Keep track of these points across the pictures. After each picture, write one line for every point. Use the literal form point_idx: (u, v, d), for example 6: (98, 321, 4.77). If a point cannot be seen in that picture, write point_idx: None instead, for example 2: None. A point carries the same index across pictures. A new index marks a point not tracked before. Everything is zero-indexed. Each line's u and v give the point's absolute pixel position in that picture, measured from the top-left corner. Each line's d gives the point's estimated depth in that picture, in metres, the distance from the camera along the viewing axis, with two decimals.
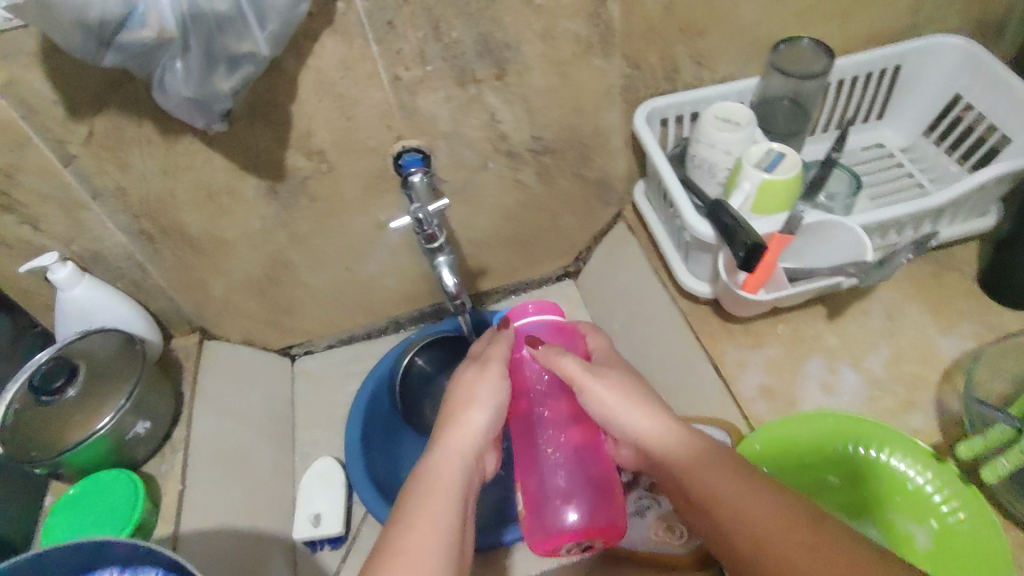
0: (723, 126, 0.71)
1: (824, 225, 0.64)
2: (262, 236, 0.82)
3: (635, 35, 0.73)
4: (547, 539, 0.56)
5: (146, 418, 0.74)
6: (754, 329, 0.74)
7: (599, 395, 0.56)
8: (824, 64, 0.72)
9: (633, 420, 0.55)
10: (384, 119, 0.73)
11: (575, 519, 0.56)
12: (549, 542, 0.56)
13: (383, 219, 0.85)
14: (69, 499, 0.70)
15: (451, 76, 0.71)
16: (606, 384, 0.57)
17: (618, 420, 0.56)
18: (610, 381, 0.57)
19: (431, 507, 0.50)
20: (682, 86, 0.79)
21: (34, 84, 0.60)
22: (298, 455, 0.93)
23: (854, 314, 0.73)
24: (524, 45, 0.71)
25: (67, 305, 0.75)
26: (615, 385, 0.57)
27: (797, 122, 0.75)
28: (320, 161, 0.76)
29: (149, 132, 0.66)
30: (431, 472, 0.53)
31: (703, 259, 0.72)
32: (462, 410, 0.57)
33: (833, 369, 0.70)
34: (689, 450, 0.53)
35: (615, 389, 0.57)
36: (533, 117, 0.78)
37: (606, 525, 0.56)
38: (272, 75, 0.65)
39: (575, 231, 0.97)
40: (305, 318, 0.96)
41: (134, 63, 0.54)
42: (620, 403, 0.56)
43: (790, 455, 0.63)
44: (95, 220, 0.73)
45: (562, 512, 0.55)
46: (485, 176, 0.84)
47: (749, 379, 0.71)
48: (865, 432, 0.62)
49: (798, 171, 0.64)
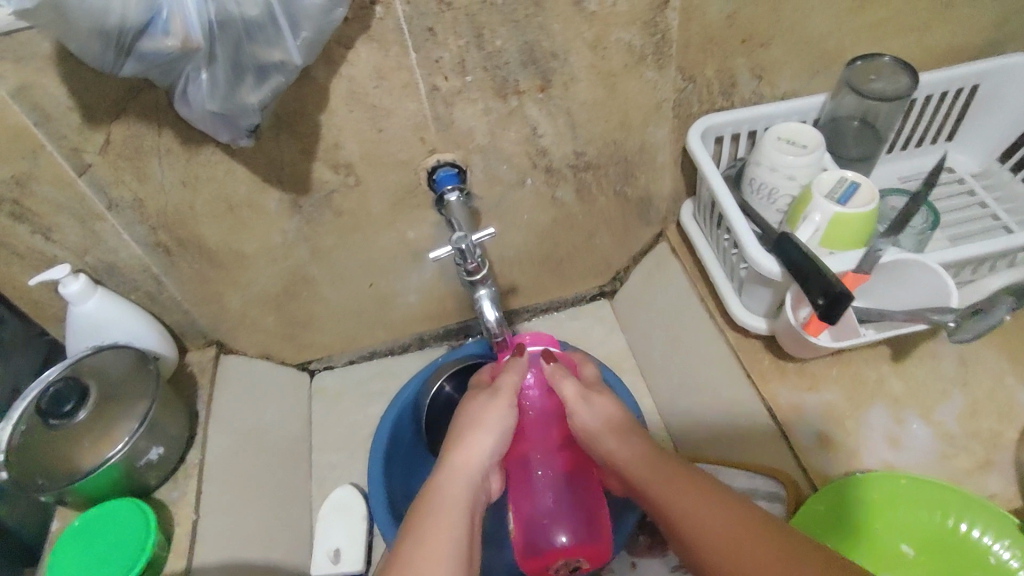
0: (787, 149, 0.65)
1: (901, 265, 0.59)
2: (283, 251, 0.77)
3: (693, 47, 0.67)
4: (538, 558, 0.58)
5: (159, 444, 0.71)
6: (810, 370, 0.68)
7: (587, 418, 0.60)
8: (906, 86, 0.65)
9: (616, 446, 0.58)
10: (418, 132, 0.68)
11: (565, 541, 0.58)
12: (540, 561, 0.58)
13: (410, 235, 0.80)
14: (74, 529, 0.66)
15: (491, 88, 0.66)
16: (600, 409, 0.60)
17: (603, 443, 0.58)
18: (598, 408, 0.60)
19: (437, 523, 0.49)
20: (739, 101, 0.73)
21: (49, 89, 0.55)
22: (313, 479, 0.89)
23: (921, 356, 0.66)
24: (572, 55, 0.65)
25: (79, 319, 0.71)
26: (604, 409, 0.60)
27: (867, 145, 0.69)
28: (347, 174, 0.71)
29: (169, 142, 0.62)
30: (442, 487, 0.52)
31: (760, 294, 0.67)
32: (472, 430, 0.57)
33: (899, 420, 0.63)
34: (665, 475, 0.54)
35: (602, 415, 0.60)
36: (577, 131, 0.72)
37: (597, 544, 0.59)
38: (302, 84, 0.61)
39: (613, 250, 0.91)
40: (325, 333, 0.91)
41: (155, 72, 0.50)
42: (602, 428, 0.59)
43: (854, 519, 0.58)
44: (110, 231, 0.69)
45: (553, 534, 0.58)
46: (522, 192, 0.78)
47: (806, 427, 0.65)
48: (942, 499, 0.56)
49: (875, 206, 0.58)
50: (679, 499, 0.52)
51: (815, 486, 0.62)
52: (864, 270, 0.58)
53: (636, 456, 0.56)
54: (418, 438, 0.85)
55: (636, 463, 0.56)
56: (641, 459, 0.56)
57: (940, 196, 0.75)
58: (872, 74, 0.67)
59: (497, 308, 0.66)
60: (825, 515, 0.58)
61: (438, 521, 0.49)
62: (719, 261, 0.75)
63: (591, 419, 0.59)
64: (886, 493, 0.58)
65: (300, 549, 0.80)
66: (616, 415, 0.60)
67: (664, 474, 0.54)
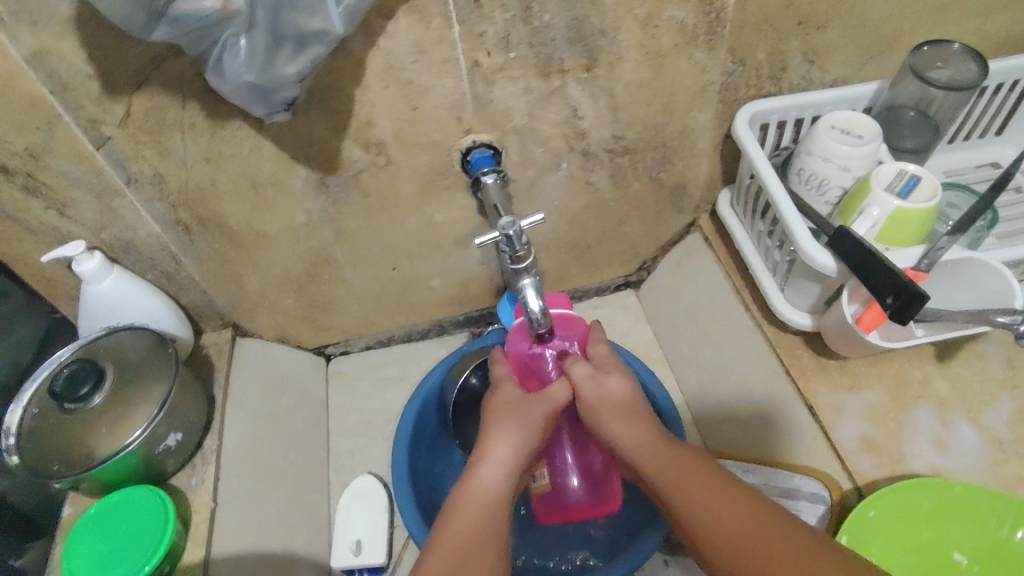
0: (843, 138, 0.62)
1: (961, 263, 0.58)
2: (306, 231, 0.74)
3: (747, 27, 0.63)
4: (551, 500, 0.71)
5: (178, 429, 0.68)
6: (852, 368, 0.67)
7: (593, 402, 0.56)
8: (976, 74, 0.62)
9: (622, 429, 0.54)
10: (454, 111, 0.64)
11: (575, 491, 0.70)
12: (552, 503, 0.71)
13: (438, 218, 0.77)
14: (90, 516, 0.64)
15: (534, 65, 0.62)
16: (607, 394, 0.56)
17: (606, 428, 0.55)
18: (605, 393, 0.56)
19: (474, 524, 0.49)
20: (787, 87, 0.70)
21: (67, 56, 0.52)
22: (331, 466, 0.87)
23: (967, 357, 0.65)
24: (621, 33, 0.61)
25: (94, 298, 0.68)
26: (616, 397, 0.56)
27: (923, 135, 0.66)
28: (377, 154, 0.67)
29: (193, 115, 0.58)
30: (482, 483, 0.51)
31: (806, 288, 0.66)
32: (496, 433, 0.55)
33: (946, 422, 0.62)
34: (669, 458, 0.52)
35: (608, 400, 0.56)
36: (618, 114, 0.69)
37: (607, 505, 0.72)
38: (337, 57, 0.57)
39: (642, 238, 0.88)
40: (343, 315, 0.88)
41: (187, 38, 0.46)
42: (609, 412, 0.55)
43: (907, 523, 0.57)
44: (128, 208, 0.65)
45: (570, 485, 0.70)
46: (556, 176, 0.75)
47: (848, 427, 0.64)
48: (1001, 511, 0.56)
49: (938, 200, 0.57)
50: (689, 486, 0.50)
51: (859, 488, 0.61)
52: (922, 268, 0.57)
53: (643, 441, 0.53)
54: (443, 427, 0.84)
55: (644, 450, 0.53)
56: (647, 445, 0.53)
57: (1013, 189, 0.70)
58: (937, 62, 0.65)
59: (541, 297, 0.61)
60: (878, 520, 0.57)
61: (471, 518, 0.49)
62: (759, 252, 0.72)
63: (596, 401, 0.55)
64: (935, 499, 0.57)
65: (320, 539, 0.79)
66: (613, 395, 0.56)
67: (670, 456, 0.52)
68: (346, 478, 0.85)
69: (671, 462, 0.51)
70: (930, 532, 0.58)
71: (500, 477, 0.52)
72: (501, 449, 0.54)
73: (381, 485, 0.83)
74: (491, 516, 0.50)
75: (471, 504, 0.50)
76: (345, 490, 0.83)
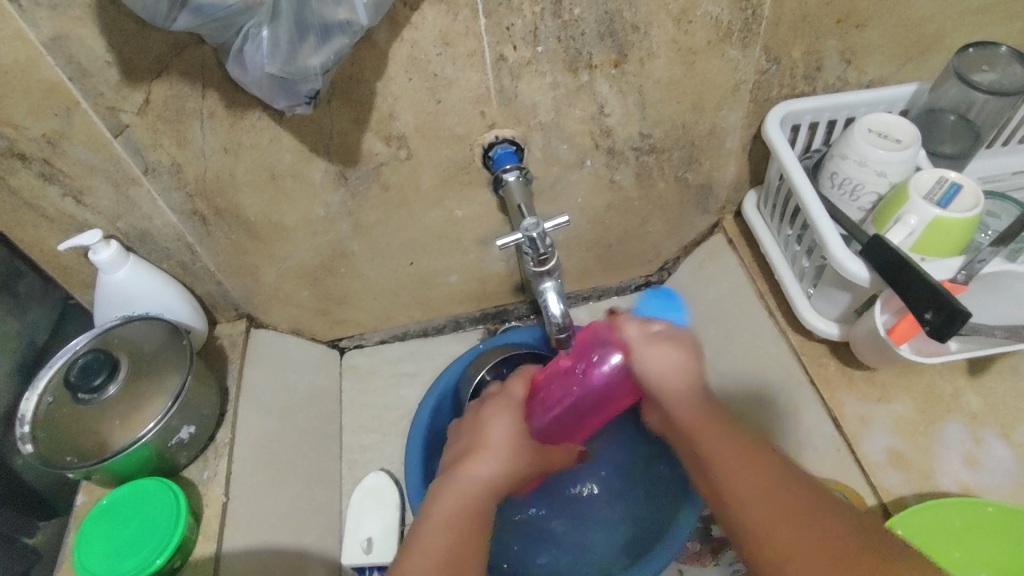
0: (879, 142, 0.60)
1: (1002, 276, 0.56)
2: (324, 224, 0.72)
3: (784, 25, 0.61)
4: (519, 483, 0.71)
5: (191, 423, 0.68)
6: (879, 379, 0.66)
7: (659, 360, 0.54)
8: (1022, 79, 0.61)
9: (680, 396, 0.55)
10: (478, 105, 0.63)
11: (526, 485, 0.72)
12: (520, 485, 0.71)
13: (458, 213, 0.75)
14: (102, 507, 0.63)
15: (562, 60, 0.60)
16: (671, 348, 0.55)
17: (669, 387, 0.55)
18: (670, 351, 0.54)
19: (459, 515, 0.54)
20: (821, 87, 0.68)
21: (87, 41, 0.50)
22: (343, 461, 0.86)
23: (1000, 372, 0.64)
24: (653, 28, 0.59)
25: (109, 287, 0.67)
26: (670, 357, 0.54)
27: (966, 142, 0.64)
28: (398, 147, 0.65)
29: (213, 104, 0.57)
30: (463, 490, 0.57)
31: (835, 297, 0.64)
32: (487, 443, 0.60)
33: (977, 438, 0.61)
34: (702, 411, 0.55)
35: (674, 359, 0.54)
36: (646, 112, 0.67)
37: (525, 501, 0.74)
38: (361, 47, 0.55)
39: (665, 240, 0.87)
40: (358, 309, 0.87)
41: (210, 27, 0.46)
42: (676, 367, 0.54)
43: (938, 545, 0.55)
44: (145, 197, 0.64)
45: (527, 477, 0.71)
46: (579, 174, 0.73)
47: (876, 441, 0.62)
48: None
49: (980, 209, 0.55)
50: (717, 440, 0.53)
51: (884, 505, 0.59)
52: (960, 280, 0.56)
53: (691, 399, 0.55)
54: None
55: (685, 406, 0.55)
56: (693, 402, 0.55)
57: None
58: (982, 65, 0.62)
59: (561, 300, 0.67)
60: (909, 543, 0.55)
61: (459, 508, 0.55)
62: (786, 259, 0.70)
63: (664, 357, 0.54)
64: (964, 518, 0.56)
65: (330, 535, 0.79)
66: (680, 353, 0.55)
67: (711, 417, 0.55)
68: (357, 475, 0.85)
69: (711, 418, 0.54)
70: (957, 552, 0.56)
71: (485, 486, 0.58)
72: (493, 459, 0.59)
73: (393, 483, 0.82)
74: (471, 513, 0.55)
75: (445, 519, 0.54)
76: (356, 487, 0.82)
